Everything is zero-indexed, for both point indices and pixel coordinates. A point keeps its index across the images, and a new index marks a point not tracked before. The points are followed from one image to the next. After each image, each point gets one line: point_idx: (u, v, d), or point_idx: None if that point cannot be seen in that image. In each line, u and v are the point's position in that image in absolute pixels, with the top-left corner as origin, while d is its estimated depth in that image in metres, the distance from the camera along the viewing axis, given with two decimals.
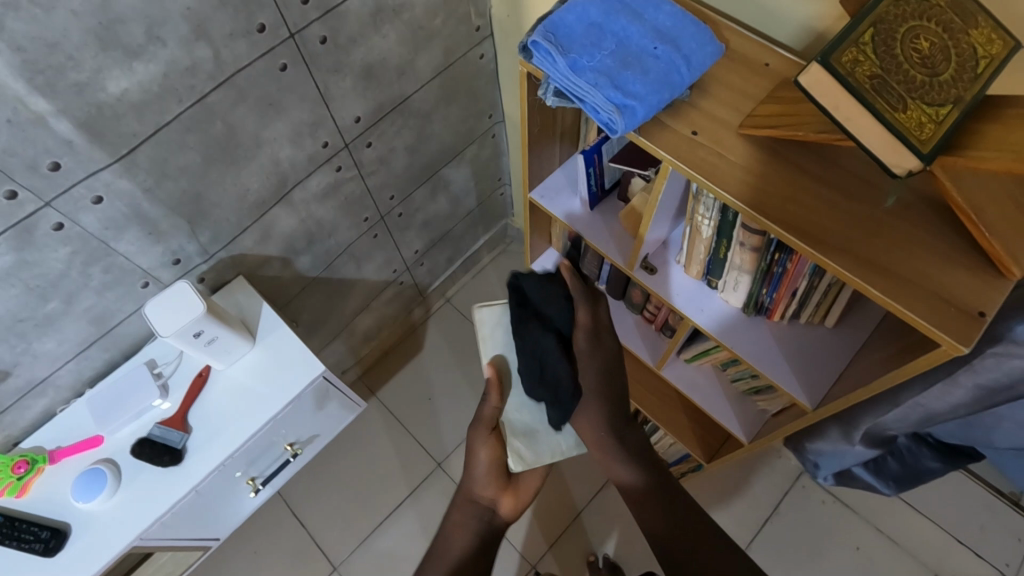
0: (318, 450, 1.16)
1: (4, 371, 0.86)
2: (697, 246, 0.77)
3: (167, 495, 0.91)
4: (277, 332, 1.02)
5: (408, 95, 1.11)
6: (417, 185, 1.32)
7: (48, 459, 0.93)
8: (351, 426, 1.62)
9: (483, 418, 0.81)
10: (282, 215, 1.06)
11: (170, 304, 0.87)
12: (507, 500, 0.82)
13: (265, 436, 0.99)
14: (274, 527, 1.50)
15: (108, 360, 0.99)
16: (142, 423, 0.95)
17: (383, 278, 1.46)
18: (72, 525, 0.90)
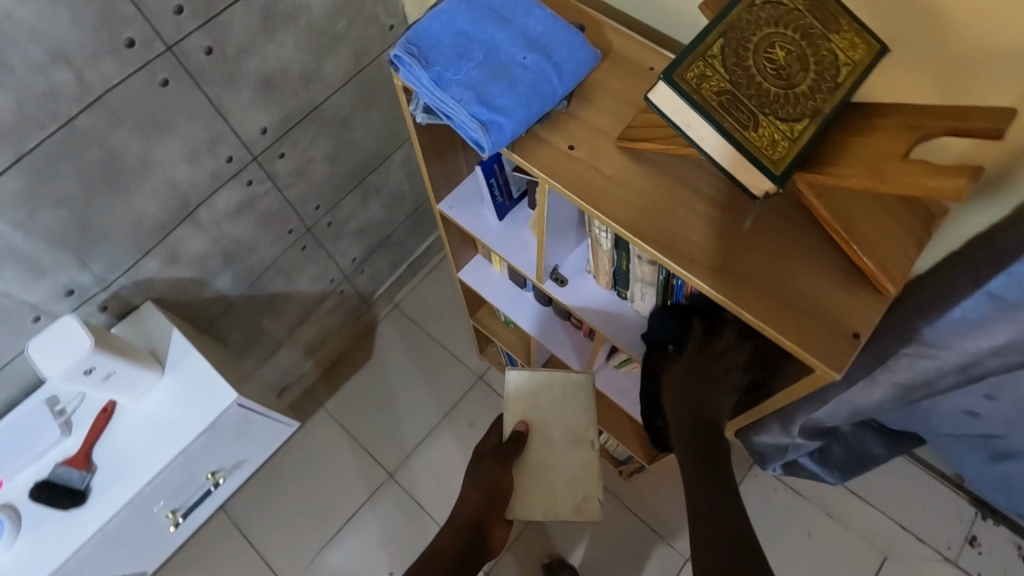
0: (244, 476, 1.13)
1: None
2: (600, 257, 0.75)
3: (73, 537, 0.87)
4: (188, 359, 0.97)
5: (319, 102, 1.06)
6: (343, 193, 1.26)
7: None
8: (300, 439, 1.58)
9: (497, 458, 0.89)
10: (189, 235, 1.00)
11: (53, 344, 0.83)
12: (499, 535, 0.87)
13: (179, 470, 0.95)
14: (224, 547, 1.46)
15: (7, 399, 0.93)
16: (44, 463, 0.91)
17: (321, 288, 1.41)
18: None
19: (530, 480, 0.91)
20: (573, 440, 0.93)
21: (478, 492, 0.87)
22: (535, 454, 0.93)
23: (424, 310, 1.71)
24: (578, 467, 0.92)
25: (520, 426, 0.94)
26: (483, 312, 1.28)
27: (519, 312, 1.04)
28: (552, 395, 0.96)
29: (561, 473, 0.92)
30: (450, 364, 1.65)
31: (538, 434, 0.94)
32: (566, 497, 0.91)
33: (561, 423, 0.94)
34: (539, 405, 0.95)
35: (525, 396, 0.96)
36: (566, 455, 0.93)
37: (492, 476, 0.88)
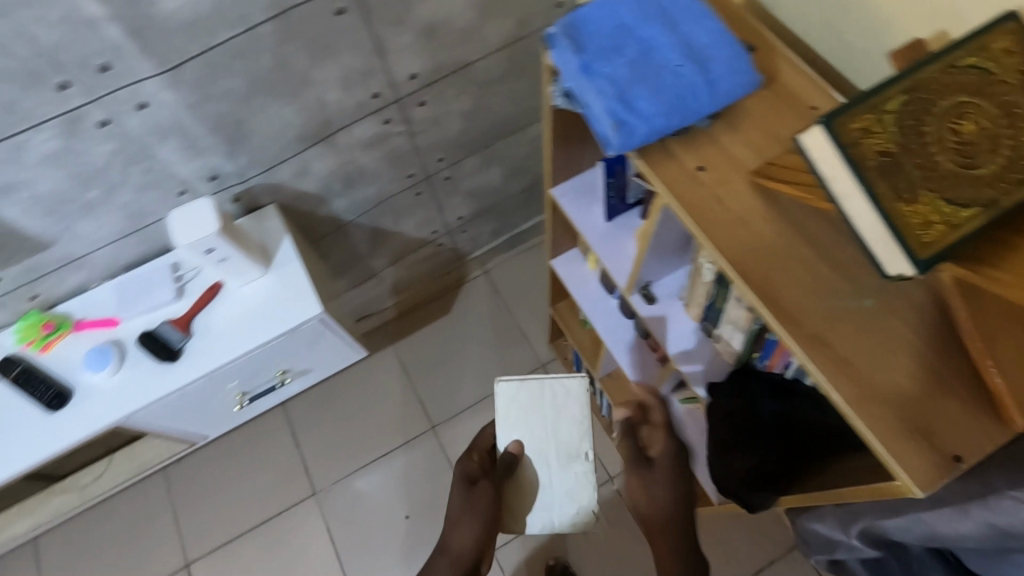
0: (307, 383, 1.22)
1: (47, 243, 0.95)
2: (697, 288, 0.72)
3: (160, 385, 0.99)
4: (290, 264, 1.05)
5: (471, 61, 1.09)
6: (468, 152, 1.30)
7: (72, 326, 1.02)
8: (363, 367, 1.67)
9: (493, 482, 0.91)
10: (322, 155, 1.08)
11: (193, 216, 0.94)
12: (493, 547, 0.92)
13: (256, 359, 1.04)
14: (274, 438, 1.60)
15: (141, 254, 1.06)
16: (154, 317, 1.03)
17: (422, 235, 1.50)
18: (75, 391, 1.00)
19: (525, 498, 0.92)
20: (569, 455, 0.92)
21: (477, 524, 0.88)
22: (530, 472, 0.92)
23: (508, 284, 1.74)
24: (571, 483, 0.91)
25: (513, 447, 0.92)
26: (564, 305, 1.28)
27: (599, 315, 1.03)
28: (538, 406, 0.94)
29: (556, 491, 0.91)
30: (518, 341, 1.68)
31: (532, 449, 0.93)
32: (563, 513, 0.91)
33: (553, 438, 0.93)
34: (531, 420, 0.94)
35: (518, 411, 0.94)
36: (560, 471, 0.92)
37: (488, 503, 0.89)
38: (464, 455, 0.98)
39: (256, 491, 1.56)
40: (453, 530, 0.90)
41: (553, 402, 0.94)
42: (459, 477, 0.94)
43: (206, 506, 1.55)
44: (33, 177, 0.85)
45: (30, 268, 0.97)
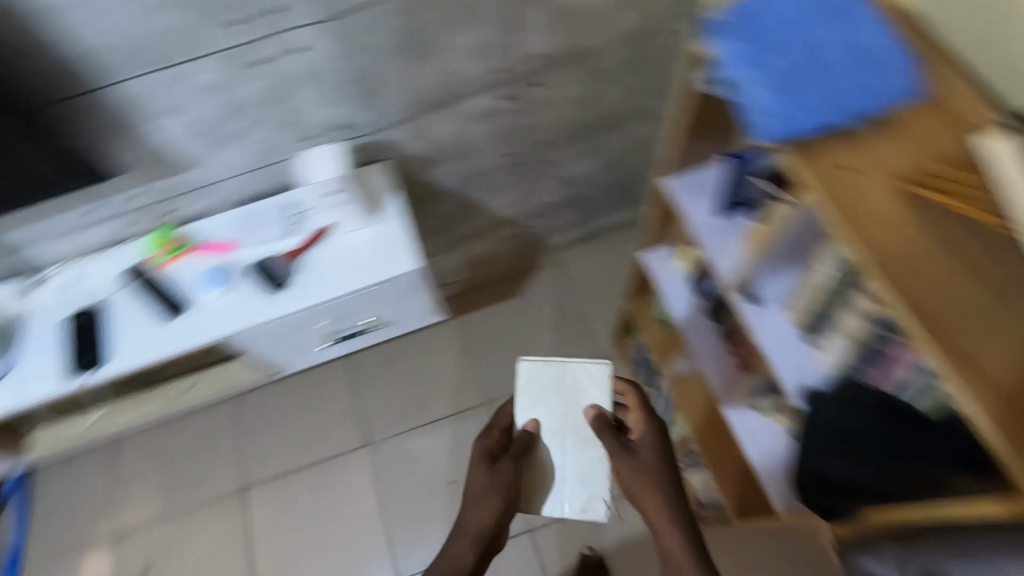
0: (387, 335, 1.29)
1: (187, 166, 1.03)
2: (806, 293, 0.73)
3: (268, 311, 1.06)
4: (396, 219, 1.12)
5: (593, 48, 1.12)
6: (568, 138, 1.34)
7: (193, 246, 1.11)
8: (427, 334, 1.73)
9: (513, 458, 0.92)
10: (438, 119, 1.14)
11: (325, 159, 1.03)
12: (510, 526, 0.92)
13: (353, 302, 1.11)
14: (335, 386, 1.68)
15: (261, 189, 1.14)
16: (268, 248, 1.10)
17: (507, 215, 1.54)
18: (190, 305, 1.07)
19: (538, 478, 0.94)
20: (586, 439, 0.95)
21: (502, 500, 0.88)
22: (545, 454, 0.95)
23: (578, 275, 1.77)
24: (586, 468, 0.94)
25: (530, 426, 0.95)
26: (641, 300, 1.31)
27: (683, 313, 1.04)
28: (557, 389, 0.97)
29: (569, 475, 0.94)
30: (582, 333, 1.70)
31: (550, 429, 0.95)
32: (573, 497, 0.94)
33: (571, 424, 0.95)
34: (550, 404, 0.97)
35: (540, 390, 0.97)
36: (576, 456, 0.94)
37: (508, 479, 0.90)
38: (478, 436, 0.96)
39: (316, 434, 1.64)
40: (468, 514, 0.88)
41: (571, 388, 0.97)
42: (479, 454, 0.93)
43: (270, 439, 1.64)
44: (191, 103, 0.93)
45: (168, 187, 1.06)
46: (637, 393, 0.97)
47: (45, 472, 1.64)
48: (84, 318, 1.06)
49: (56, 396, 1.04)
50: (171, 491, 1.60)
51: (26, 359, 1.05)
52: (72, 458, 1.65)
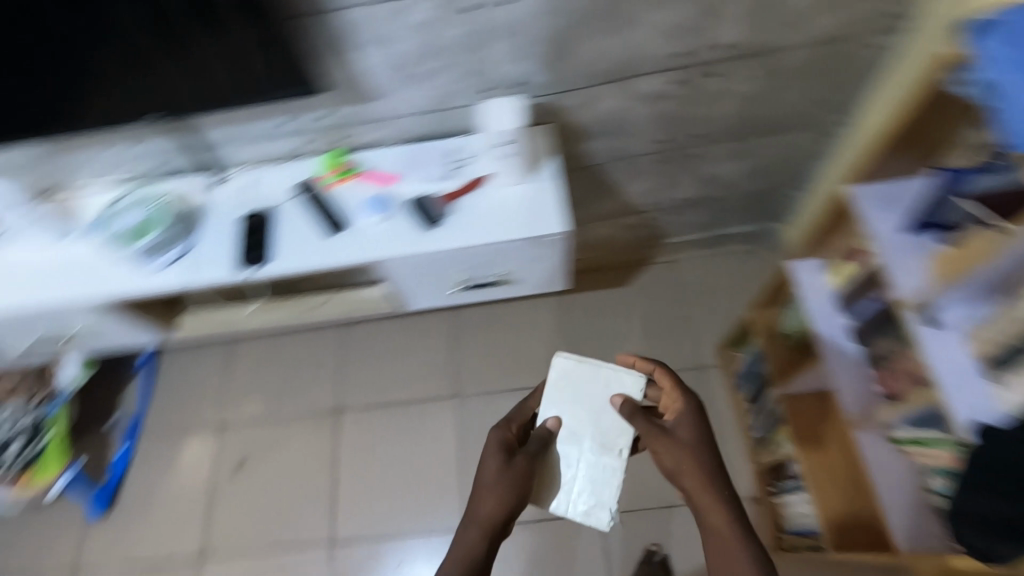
0: (510, 293, 1.33)
1: (376, 97, 1.10)
2: (1004, 324, 0.68)
3: (418, 245, 1.11)
4: (550, 182, 1.15)
5: (782, 48, 1.10)
6: (724, 137, 1.33)
7: (359, 173, 1.19)
8: (532, 304, 1.77)
9: (529, 454, 0.93)
10: (609, 93, 1.16)
11: (504, 110, 1.06)
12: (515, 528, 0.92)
13: (495, 253, 1.15)
14: (437, 334, 1.76)
15: (430, 131, 1.20)
16: (426, 187, 1.16)
17: (639, 203, 1.55)
18: (348, 226, 1.15)
19: (548, 475, 0.94)
20: (604, 448, 0.94)
21: (512, 495, 0.89)
22: (559, 451, 0.94)
23: (691, 278, 1.76)
24: (600, 473, 0.93)
25: (550, 422, 0.95)
26: (768, 311, 1.29)
27: (825, 328, 1.02)
28: (585, 385, 0.97)
29: (580, 476, 0.93)
30: (684, 336, 1.69)
31: (568, 430, 0.95)
32: (576, 502, 0.92)
33: (594, 426, 0.95)
34: (574, 402, 0.96)
35: (567, 388, 0.97)
36: (591, 458, 0.93)
37: (520, 475, 0.90)
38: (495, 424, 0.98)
39: (410, 375, 1.71)
40: (480, 501, 0.89)
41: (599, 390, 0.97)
42: (495, 444, 0.94)
43: (368, 371, 1.73)
44: (397, 37, 0.99)
45: (354, 114, 1.14)
46: (665, 368, 0.97)
47: (171, 355, 1.81)
48: (256, 219, 1.16)
49: (220, 282, 1.13)
50: (274, 397, 1.73)
51: (203, 244, 1.16)
52: (195, 349, 1.81)
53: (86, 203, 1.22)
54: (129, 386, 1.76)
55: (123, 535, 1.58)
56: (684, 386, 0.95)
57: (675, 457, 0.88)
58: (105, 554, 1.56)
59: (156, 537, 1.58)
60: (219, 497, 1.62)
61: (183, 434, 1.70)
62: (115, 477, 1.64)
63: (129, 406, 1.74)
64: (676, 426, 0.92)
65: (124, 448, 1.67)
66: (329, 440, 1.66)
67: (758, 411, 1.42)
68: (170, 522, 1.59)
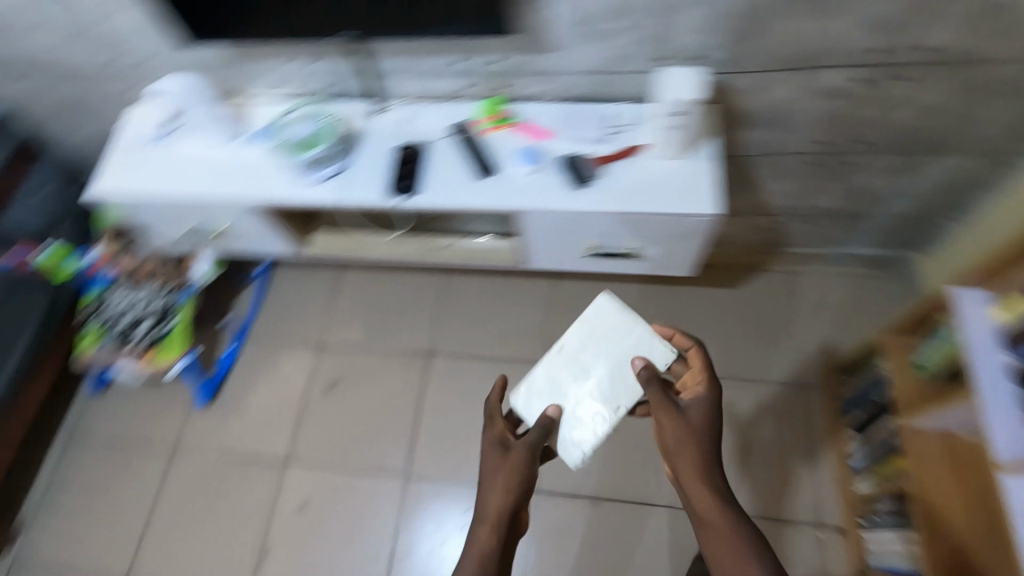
0: (633, 269, 1.31)
1: (550, 49, 1.11)
2: None
3: (564, 202, 1.12)
4: (707, 162, 1.12)
5: (990, 60, 1.02)
6: (889, 149, 1.26)
7: (515, 123, 1.20)
8: (634, 289, 1.75)
9: (530, 442, 0.97)
10: (785, 82, 1.12)
11: (684, 80, 1.04)
12: (524, 515, 0.95)
13: (636, 224, 1.14)
14: (536, 301, 1.77)
15: (591, 93, 1.20)
16: (579, 147, 1.17)
17: (773, 206, 1.50)
18: (497, 172, 1.17)
19: (544, 389, 1.09)
20: (601, 397, 1.07)
21: (516, 480, 0.92)
22: (566, 385, 1.09)
23: (805, 293, 1.69)
24: (590, 414, 1.06)
25: (551, 410, 1.05)
26: (904, 339, 1.22)
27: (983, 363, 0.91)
28: (608, 334, 1.11)
29: (573, 410, 1.07)
30: (789, 351, 1.63)
31: (579, 367, 1.10)
32: (558, 426, 1.06)
33: (604, 372, 1.09)
34: (595, 349, 1.10)
35: (600, 333, 1.12)
36: (589, 400, 1.07)
37: (523, 461, 0.94)
38: (487, 422, 1.02)
39: (503, 334, 1.74)
40: (484, 487, 0.93)
41: (620, 341, 1.10)
42: (489, 443, 0.98)
43: (464, 323, 1.77)
44: None
45: (524, 63, 1.15)
46: (698, 351, 1.04)
47: (283, 273, 1.91)
48: (411, 152, 1.20)
49: (369, 205, 1.18)
50: (371, 330, 1.80)
51: (359, 166, 1.21)
52: (306, 271, 1.91)
53: (256, 112, 1.29)
54: (243, 293, 1.88)
55: (222, 427, 1.70)
56: (711, 375, 1.00)
57: (677, 435, 0.94)
58: (203, 440, 1.69)
59: (250, 435, 1.68)
60: (309, 411, 1.71)
61: (285, 347, 1.80)
62: (219, 371, 1.75)
63: (240, 312, 1.86)
64: (688, 408, 0.97)
65: (230, 348, 1.79)
66: (418, 380, 1.71)
67: (867, 444, 1.34)
68: (262, 424, 1.70)
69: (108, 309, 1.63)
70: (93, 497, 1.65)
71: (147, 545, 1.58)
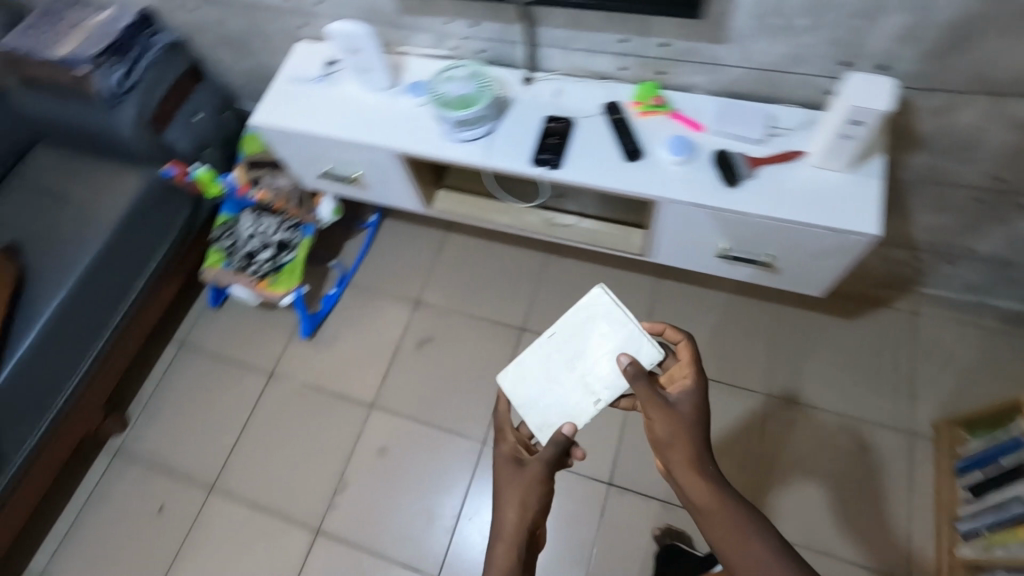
0: (759, 281, 1.26)
1: (724, 39, 1.08)
2: None
3: (709, 197, 1.09)
4: (871, 180, 1.06)
5: None
6: None
7: (669, 111, 1.18)
8: (739, 302, 1.70)
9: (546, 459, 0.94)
10: (974, 107, 1.04)
11: (874, 89, 0.96)
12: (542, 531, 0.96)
13: (781, 233, 1.09)
14: (635, 297, 1.75)
15: (753, 91, 1.16)
16: (733, 144, 1.13)
17: (915, 239, 1.41)
18: (643, 158, 1.15)
19: (532, 374, 1.11)
20: (586, 386, 1.08)
21: (534, 498, 0.92)
22: (550, 373, 1.11)
23: (927, 338, 1.58)
24: (569, 405, 1.08)
25: (569, 429, 0.95)
26: None
27: None
28: (596, 326, 1.11)
29: (553, 399, 1.09)
30: (900, 395, 1.53)
31: (568, 356, 1.11)
32: (541, 414, 1.08)
33: (590, 366, 1.09)
34: (583, 340, 1.11)
35: (591, 323, 1.12)
36: (570, 391, 1.08)
37: (541, 480, 0.93)
38: (497, 438, 1.01)
39: None
40: (500, 506, 0.93)
41: (605, 330, 1.11)
42: (505, 463, 0.97)
43: (559, 305, 1.78)
44: None
45: (692, 51, 1.13)
46: (686, 342, 1.00)
47: (392, 227, 1.98)
48: (558, 125, 1.20)
49: (509, 170, 1.19)
50: (468, 295, 1.84)
51: (503, 131, 1.22)
52: (413, 228, 1.97)
53: (408, 65, 1.33)
54: (352, 240, 1.96)
55: (316, 361, 1.79)
56: (699, 364, 0.97)
57: (667, 430, 0.91)
58: (298, 370, 1.78)
59: (340, 374, 1.76)
60: (398, 361, 1.76)
61: (383, 297, 1.87)
62: (319, 312, 1.84)
63: (347, 257, 1.94)
64: (677, 401, 0.93)
65: (332, 292, 1.87)
66: (506, 352, 1.73)
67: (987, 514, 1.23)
68: (353, 365, 1.77)
69: (238, 232, 1.76)
70: (194, 401, 1.78)
71: (235, 455, 1.69)
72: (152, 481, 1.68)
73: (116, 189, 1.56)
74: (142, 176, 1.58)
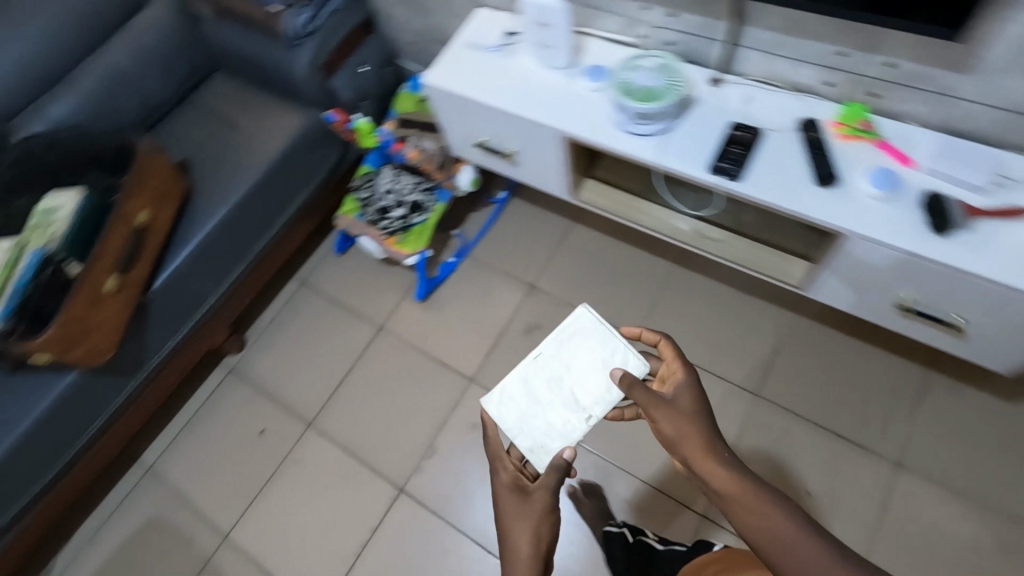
0: (933, 343, 1.13)
1: (966, 67, 0.96)
2: None
3: (911, 241, 0.97)
4: None
5: None
6: None
7: (876, 139, 1.07)
8: (879, 357, 1.56)
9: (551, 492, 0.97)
10: None
11: None
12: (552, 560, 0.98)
13: (988, 296, 0.96)
14: (762, 328, 1.64)
15: (979, 132, 1.04)
16: (947, 188, 1.01)
17: None
18: (837, 185, 1.05)
19: (521, 396, 1.11)
20: (575, 403, 1.09)
21: (546, 526, 0.96)
22: (541, 394, 1.11)
23: None
24: (560, 424, 1.07)
25: (566, 453, 0.98)
26: None
27: None
28: (584, 341, 1.13)
29: (541, 420, 1.08)
30: None
31: (554, 375, 1.12)
32: (531, 434, 1.07)
33: (580, 382, 1.10)
34: (569, 356, 1.13)
35: (578, 339, 1.14)
36: (561, 411, 1.09)
37: (548, 507, 0.97)
38: (495, 466, 1.03)
39: (716, 347, 1.64)
40: (509, 534, 0.96)
41: (592, 342, 1.13)
42: (509, 490, 0.99)
43: (677, 320, 1.70)
44: None
45: (920, 75, 1.01)
46: (668, 342, 1.05)
47: (518, 208, 1.96)
48: (744, 134, 1.12)
49: (681, 172, 1.12)
50: (583, 292, 1.79)
51: (681, 131, 1.15)
52: (539, 213, 1.94)
53: (589, 48, 1.29)
54: (478, 214, 1.96)
55: (425, 325, 1.81)
56: (686, 361, 1.01)
57: (671, 427, 0.93)
58: (406, 330, 1.81)
59: (445, 343, 1.78)
60: (503, 342, 1.75)
61: (498, 275, 1.86)
62: (434, 278, 1.86)
63: (470, 229, 1.94)
64: (675, 398, 0.96)
65: (451, 260, 1.88)
66: None
67: None
68: (458, 336, 1.78)
69: (376, 185, 1.80)
70: (306, 339, 1.86)
71: (335, 399, 1.75)
72: (257, 406, 1.77)
73: (279, 126, 1.63)
74: (305, 118, 1.64)
